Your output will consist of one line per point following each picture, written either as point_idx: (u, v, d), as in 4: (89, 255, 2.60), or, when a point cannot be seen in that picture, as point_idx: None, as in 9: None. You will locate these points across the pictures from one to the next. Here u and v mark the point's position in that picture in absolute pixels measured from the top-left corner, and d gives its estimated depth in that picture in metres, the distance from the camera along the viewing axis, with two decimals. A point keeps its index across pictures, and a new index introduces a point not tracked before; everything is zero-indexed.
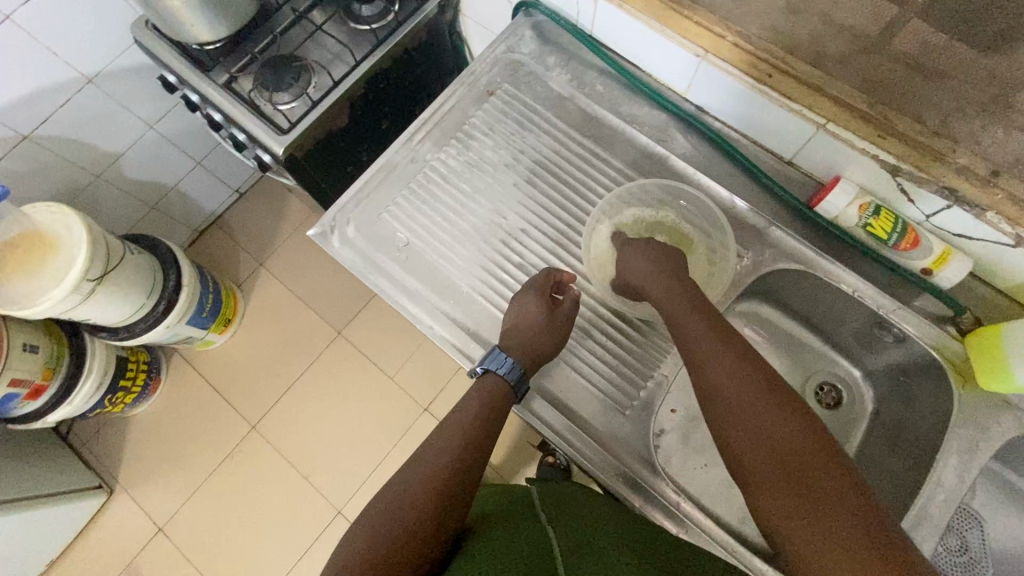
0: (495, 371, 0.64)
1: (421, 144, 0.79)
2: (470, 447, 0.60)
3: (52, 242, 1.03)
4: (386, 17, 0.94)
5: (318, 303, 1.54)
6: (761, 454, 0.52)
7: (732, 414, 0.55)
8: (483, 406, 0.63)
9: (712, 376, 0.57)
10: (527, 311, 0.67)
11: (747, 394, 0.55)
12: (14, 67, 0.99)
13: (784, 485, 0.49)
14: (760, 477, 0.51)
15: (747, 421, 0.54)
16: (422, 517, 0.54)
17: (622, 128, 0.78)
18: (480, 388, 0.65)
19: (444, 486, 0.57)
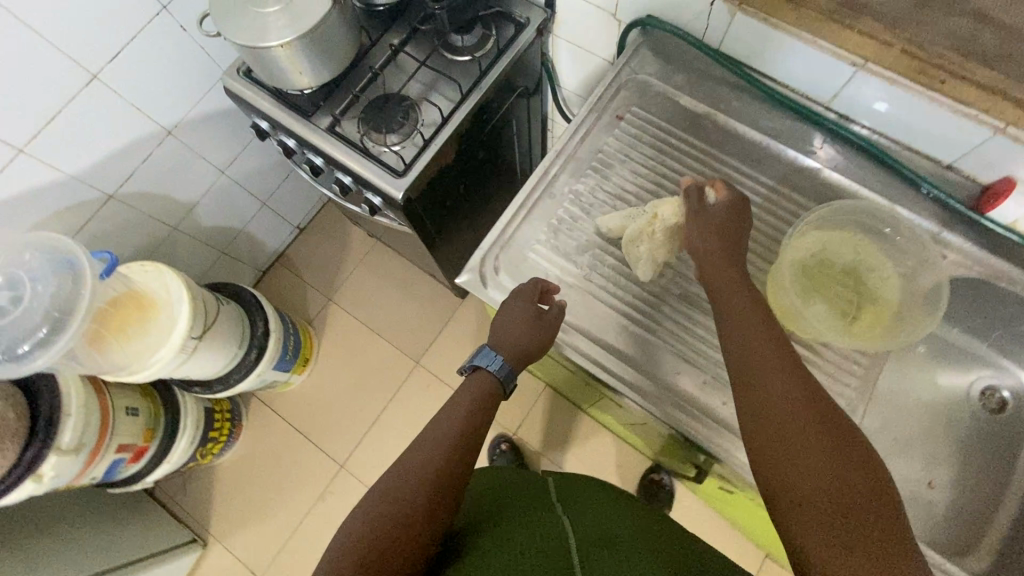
0: (485, 368, 0.68)
1: (557, 177, 0.76)
2: (466, 431, 0.62)
3: (154, 300, 1.01)
4: (486, 45, 0.90)
5: (392, 333, 1.52)
6: (797, 437, 0.47)
7: (768, 414, 0.50)
8: (475, 399, 0.65)
9: (753, 372, 0.53)
10: (519, 317, 0.68)
11: (789, 396, 0.50)
12: (99, 126, 0.95)
13: (814, 503, 0.44)
14: (785, 486, 0.46)
15: (782, 425, 0.49)
16: (420, 498, 0.56)
17: (767, 145, 0.76)
18: (472, 382, 0.67)
19: (443, 469, 0.58)
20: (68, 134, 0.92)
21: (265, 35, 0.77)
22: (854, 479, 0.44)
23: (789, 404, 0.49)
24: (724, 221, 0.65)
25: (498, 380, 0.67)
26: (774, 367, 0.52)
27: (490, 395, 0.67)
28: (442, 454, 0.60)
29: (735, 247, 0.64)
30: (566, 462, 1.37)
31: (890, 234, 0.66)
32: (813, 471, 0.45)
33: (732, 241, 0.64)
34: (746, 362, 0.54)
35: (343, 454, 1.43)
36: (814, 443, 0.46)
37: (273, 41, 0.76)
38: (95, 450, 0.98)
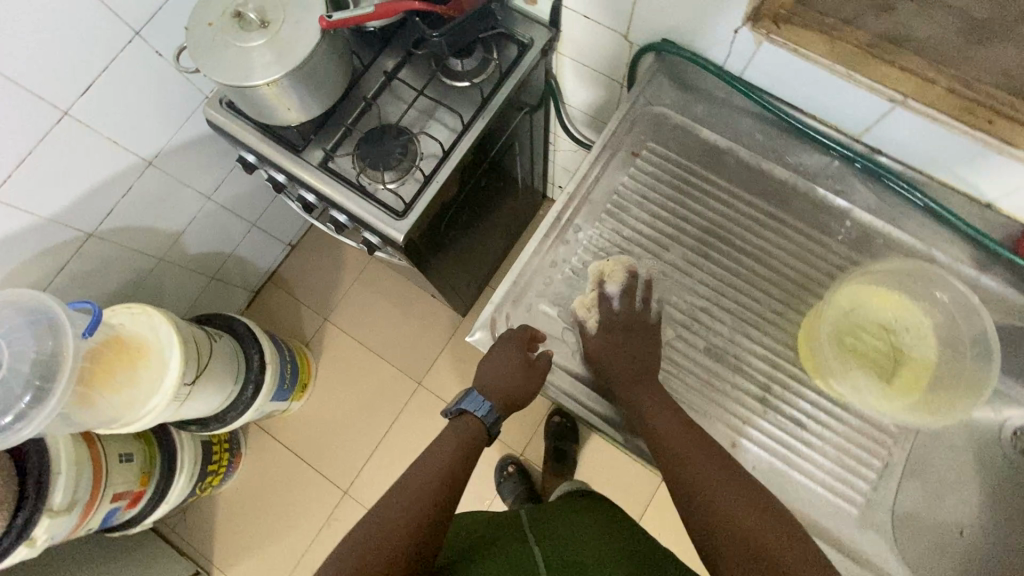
0: (472, 412, 0.72)
1: (570, 221, 0.71)
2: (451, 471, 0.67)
3: (145, 346, 0.94)
4: (487, 70, 0.84)
5: (393, 354, 1.47)
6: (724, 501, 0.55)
7: (692, 491, 0.56)
8: (458, 443, 0.70)
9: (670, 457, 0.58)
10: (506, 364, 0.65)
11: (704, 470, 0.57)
12: (73, 164, 0.89)
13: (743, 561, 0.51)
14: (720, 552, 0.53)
15: (715, 505, 0.55)
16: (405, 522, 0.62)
17: (796, 182, 0.70)
18: (459, 427, 0.72)
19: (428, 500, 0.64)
20: (41, 175, 0.85)
21: (248, 72, 0.70)
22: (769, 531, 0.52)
23: (707, 479, 0.56)
24: (623, 332, 0.66)
25: (483, 424, 0.72)
26: (693, 443, 0.58)
27: (474, 439, 0.71)
28: (426, 500, 0.64)
29: (639, 350, 0.65)
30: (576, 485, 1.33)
31: (936, 293, 0.64)
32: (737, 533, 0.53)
33: (630, 347, 0.65)
34: (672, 447, 0.58)
35: (348, 481, 1.39)
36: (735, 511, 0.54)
37: (259, 80, 0.70)
38: (89, 504, 0.93)
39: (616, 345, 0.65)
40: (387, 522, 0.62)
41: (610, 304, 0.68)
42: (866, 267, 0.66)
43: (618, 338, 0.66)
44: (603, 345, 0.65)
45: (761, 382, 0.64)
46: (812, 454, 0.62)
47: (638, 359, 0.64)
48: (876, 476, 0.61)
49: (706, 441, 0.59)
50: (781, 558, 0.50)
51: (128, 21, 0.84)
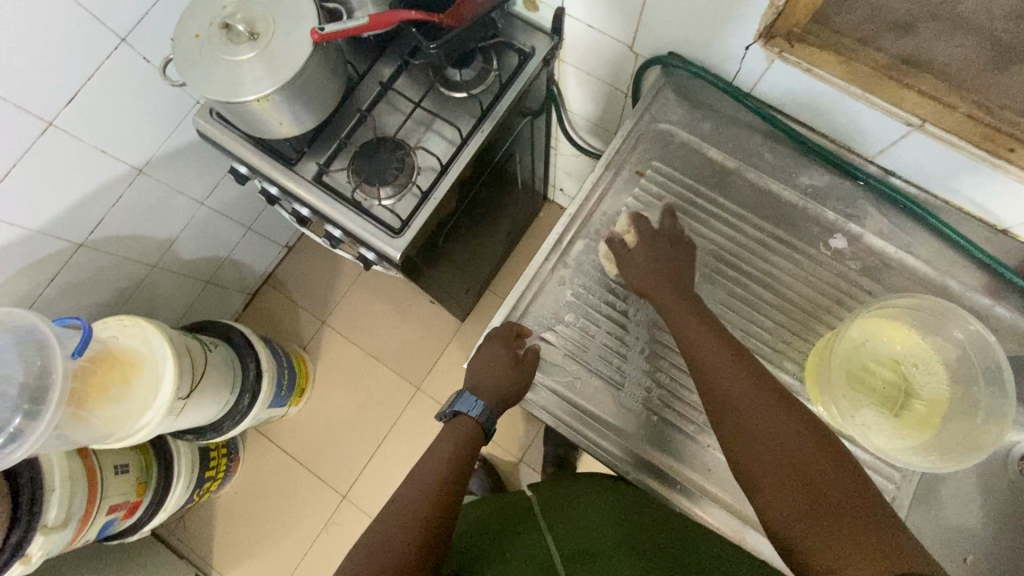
0: (466, 413, 0.70)
1: (572, 245, 0.69)
2: (453, 463, 0.66)
3: (137, 359, 0.92)
4: (486, 80, 0.81)
5: (391, 357, 1.45)
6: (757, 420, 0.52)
7: (733, 409, 0.53)
8: (461, 440, 0.68)
9: (711, 373, 0.56)
10: (492, 362, 0.65)
11: (747, 390, 0.54)
12: (60, 175, 0.86)
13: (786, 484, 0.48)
14: (759, 476, 0.50)
15: (746, 424, 0.52)
16: (416, 526, 0.59)
17: (805, 205, 0.68)
18: (452, 430, 0.70)
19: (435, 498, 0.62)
20: (28, 186, 0.83)
21: (238, 87, 0.68)
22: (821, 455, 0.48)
23: (751, 397, 0.53)
24: (664, 251, 0.64)
25: (478, 425, 0.69)
26: (723, 365, 0.56)
27: (469, 440, 0.69)
28: (433, 495, 0.62)
29: (679, 275, 0.63)
30: None
31: (954, 333, 0.58)
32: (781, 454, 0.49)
33: (672, 270, 0.63)
34: (702, 368, 0.57)
35: (346, 485, 1.39)
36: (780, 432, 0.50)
37: (249, 96, 0.67)
38: (84, 519, 0.92)
39: (657, 266, 0.63)
40: (399, 526, 0.59)
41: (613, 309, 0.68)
42: (886, 300, 0.59)
43: (659, 260, 0.64)
44: (642, 265, 0.64)
45: None
46: None
47: (679, 283, 0.63)
48: None
49: (741, 360, 0.56)
50: (825, 482, 0.46)
51: (114, 28, 0.81)
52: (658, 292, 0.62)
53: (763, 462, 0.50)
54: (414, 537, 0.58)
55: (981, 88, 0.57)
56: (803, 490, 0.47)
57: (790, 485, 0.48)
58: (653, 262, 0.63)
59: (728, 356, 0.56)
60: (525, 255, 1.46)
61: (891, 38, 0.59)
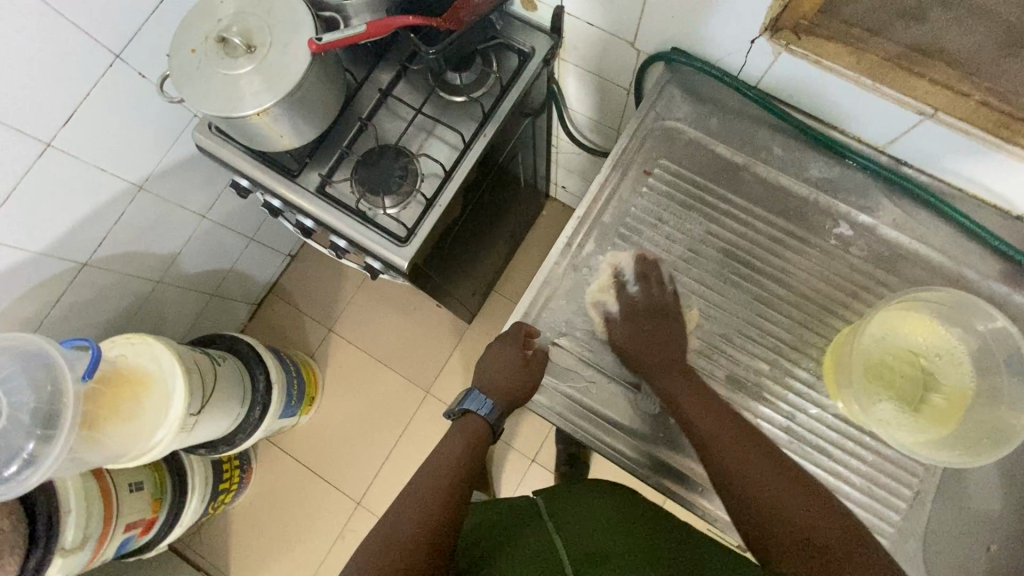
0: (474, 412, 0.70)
1: (582, 248, 0.68)
2: (469, 459, 0.67)
3: (146, 378, 0.91)
4: (486, 83, 0.80)
5: (398, 362, 1.45)
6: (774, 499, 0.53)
7: (745, 497, 0.55)
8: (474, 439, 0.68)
9: (719, 456, 0.57)
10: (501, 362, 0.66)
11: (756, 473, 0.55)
12: (60, 196, 0.85)
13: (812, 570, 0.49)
14: (785, 561, 0.51)
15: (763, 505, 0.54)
16: (427, 514, 0.61)
17: (817, 198, 0.67)
18: (462, 428, 0.69)
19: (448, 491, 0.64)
20: (29, 209, 0.82)
21: (237, 102, 0.67)
22: (834, 532, 0.50)
23: (761, 480, 0.55)
24: (656, 325, 0.64)
25: (486, 424, 0.69)
26: (730, 438, 0.57)
27: (479, 439, 0.69)
28: (446, 487, 0.64)
29: (675, 347, 0.63)
30: None
31: (975, 326, 0.58)
32: (801, 538, 0.51)
33: (670, 344, 0.63)
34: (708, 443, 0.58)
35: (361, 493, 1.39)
36: (797, 513, 0.52)
37: (249, 110, 0.67)
38: (101, 538, 0.92)
39: (652, 342, 0.64)
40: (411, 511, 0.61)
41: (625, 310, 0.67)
42: (909, 293, 0.57)
43: (652, 334, 0.64)
44: (637, 342, 0.64)
45: (786, 413, 0.62)
46: (833, 484, 0.60)
47: (675, 355, 0.63)
48: (907, 506, 0.60)
49: (746, 435, 0.58)
50: (848, 559, 0.48)
51: (107, 45, 0.80)
52: (654, 369, 0.62)
53: (788, 547, 0.51)
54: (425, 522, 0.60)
55: (996, 75, 0.56)
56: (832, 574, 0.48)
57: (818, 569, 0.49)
58: (647, 332, 0.64)
59: (733, 431, 0.58)
60: (529, 255, 1.45)
61: (902, 26, 0.57)
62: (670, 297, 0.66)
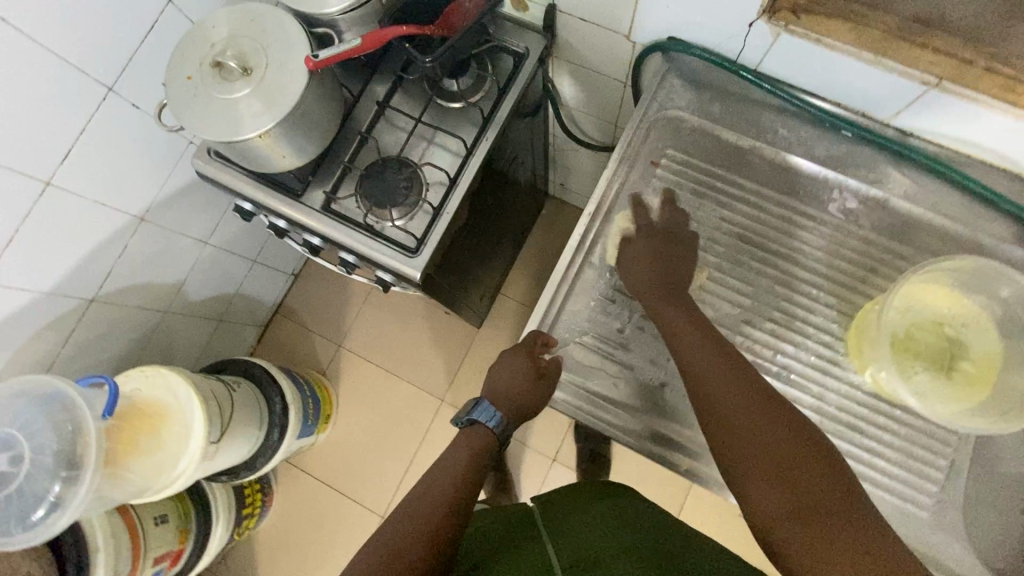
0: (484, 424, 0.67)
1: (595, 244, 0.68)
2: (476, 456, 0.65)
3: (164, 409, 0.90)
4: (483, 87, 0.80)
5: (411, 372, 1.44)
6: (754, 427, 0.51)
7: (717, 410, 0.54)
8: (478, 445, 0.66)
9: (699, 371, 0.56)
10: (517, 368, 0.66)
11: (735, 391, 0.54)
12: (63, 234, 0.84)
13: (768, 482, 0.48)
14: (741, 475, 0.51)
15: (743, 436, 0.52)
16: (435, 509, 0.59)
17: (826, 176, 0.67)
18: (467, 438, 0.67)
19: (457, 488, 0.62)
20: (33, 250, 0.81)
21: (238, 126, 0.66)
22: (804, 452, 0.49)
23: (744, 409, 0.52)
24: (665, 251, 0.64)
25: (494, 435, 0.67)
26: (720, 368, 0.56)
27: (487, 450, 0.66)
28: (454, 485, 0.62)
29: (677, 276, 0.63)
30: None
31: (1001, 293, 0.57)
32: (768, 451, 0.50)
33: (669, 276, 0.62)
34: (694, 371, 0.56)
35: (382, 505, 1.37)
36: (768, 431, 0.51)
37: (250, 133, 0.66)
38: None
39: (656, 266, 0.63)
40: (419, 503, 0.60)
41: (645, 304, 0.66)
42: (931, 264, 0.57)
43: (657, 260, 0.64)
44: (641, 266, 0.64)
45: (814, 393, 0.62)
46: (868, 459, 0.60)
47: (675, 282, 0.62)
48: (943, 477, 0.59)
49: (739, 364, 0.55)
50: (822, 496, 0.46)
51: (99, 78, 0.79)
52: (654, 292, 0.62)
53: (758, 474, 0.49)
54: (433, 516, 0.59)
55: (999, 40, 0.56)
56: (788, 488, 0.47)
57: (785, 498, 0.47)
58: (646, 265, 0.63)
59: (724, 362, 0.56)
60: (532, 255, 1.45)
61: None
62: (681, 231, 0.66)
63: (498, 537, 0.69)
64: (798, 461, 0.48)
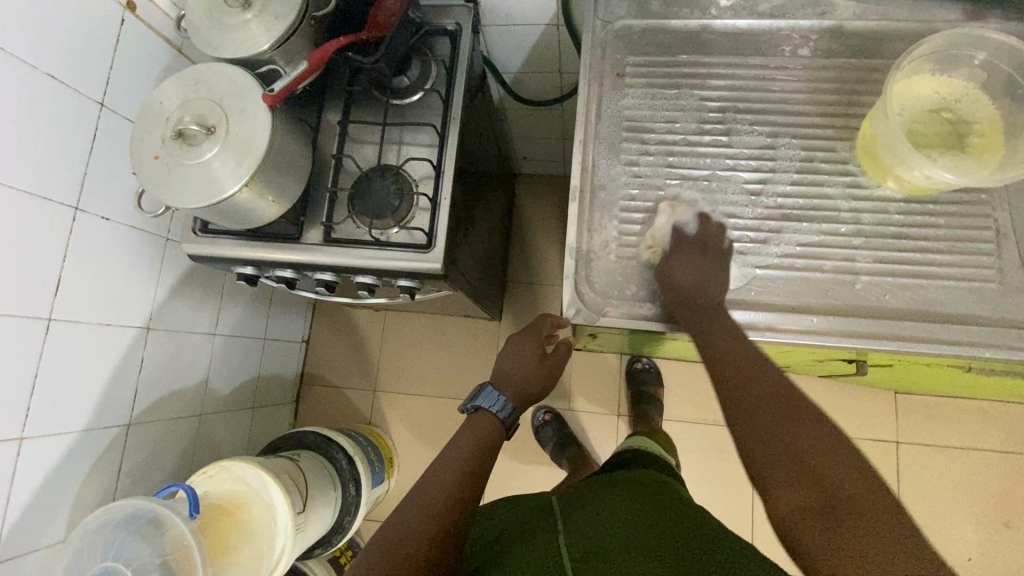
0: (489, 409, 0.73)
1: (598, 166, 0.69)
2: (487, 435, 0.71)
3: (241, 499, 0.88)
4: (432, 72, 0.81)
5: (452, 388, 1.42)
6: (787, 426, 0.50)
7: (744, 410, 0.52)
8: (481, 429, 0.72)
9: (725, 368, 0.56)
10: (527, 353, 0.78)
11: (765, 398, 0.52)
12: (73, 371, 0.81)
13: (797, 479, 0.47)
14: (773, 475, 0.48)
15: (775, 432, 0.50)
16: (453, 484, 0.65)
17: (779, 26, 0.69)
18: (475, 423, 0.73)
19: (471, 465, 0.67)
20: (52, 395, 0.78)
21: (221, 183, 0.66)
22: (847, 469, 0.46)
23: (774, 411, 0.51)
24: (693, 267, 0.62)
25: (499, 420, 0.73)
26: (749, 372, 0.54)
27: (492, 434, 0.72)
28: (470, 463, 0.67)
29: (708, 291, 0.61)
30: (682, 414, 1.32)
31: (978, 58, 0.60)
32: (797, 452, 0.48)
33: (712, 290, 0.61)
34: (721, 368, 0.56)
35: None
36: (798, 430, 0.49)
37: (233, 186, 0.66)
38: None
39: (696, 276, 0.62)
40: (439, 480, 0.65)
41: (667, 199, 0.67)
42: (910, 56, 0.60)
43: (692, 273, 0.62)
44: (683, 273, 0.62)
45: (849, 219, 0.64)
46: (920, 256, 0.62)
47: (709, 299, 0.61)
48: (994, 246, 0.62)
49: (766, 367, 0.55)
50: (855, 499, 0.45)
51: (59, 200, 0.77)
52: (688, 314, 0.60)
53: (792, 480, 0.47)
54: (452, 492, 0.64)
55: None
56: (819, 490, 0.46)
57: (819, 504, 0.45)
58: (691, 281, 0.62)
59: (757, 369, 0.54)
60: (522, 234, 1.46)
61: None
62: (716, 250, 0.64)
63: (526, 521, 0.68)
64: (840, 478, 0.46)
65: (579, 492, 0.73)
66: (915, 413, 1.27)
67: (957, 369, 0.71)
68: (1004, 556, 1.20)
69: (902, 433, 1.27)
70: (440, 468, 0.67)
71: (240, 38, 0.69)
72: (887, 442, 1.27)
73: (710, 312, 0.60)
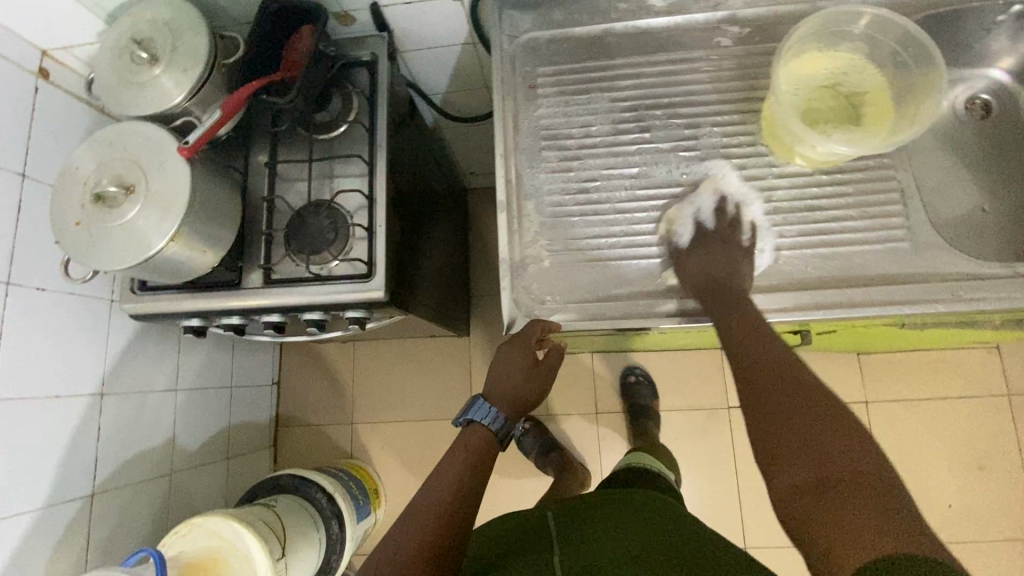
0: (481, 423, 0.68)
1: (522, 176, 0.71)
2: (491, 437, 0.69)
3: (218, 554, 0.86)
4: (353, 103, 0.82)
5: (428, 410, 1.42)
6: (798, 407, 0.50)
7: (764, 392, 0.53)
8: (482, 440, 0.68)
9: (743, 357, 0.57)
10: (516, 365, 0.70)
11: (797, 394, 0.51)
12: (24, 447, 0.79)
13: (793, 463, 0.47)
14: (770, 447, 0.49)
15: (781, 411, 0.50)
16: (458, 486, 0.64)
17: (677, 23, 0.72)
18: (467, 438, 0.68)
19: (477, 466, 0.66)
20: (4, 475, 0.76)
21: (148, 240, 0.65)
22: (845, 449, 0.46)
23: (783, 391, 0.52)
24: (723, 258, 0.64)
25: (492, 434, 0.68)
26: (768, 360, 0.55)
27: (486, 451, 0.68)
28: (476, 463, 0.66)
29: (736, 284, 0.62)
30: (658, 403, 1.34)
31: (858, 32, 0.64)
32: (800, 429, 0.49)
33: (730, 279, 0.62)
34: (740, 355, 0.57)
35: None
36: (809, 412, 0.50)
37: (160, 242, 0.65)
38: None
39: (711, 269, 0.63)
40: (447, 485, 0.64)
41: (593, 199, 0.69)
42: (796, 37, 0.63)
43: (714, 264, 0.64)
44: (699, 266, 0.64)
45: (766, 198, 0.66)
46: (834, 225, 0.65)
47: (731, 287, 0.62)
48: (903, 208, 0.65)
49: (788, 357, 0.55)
50: (846, 471, 0.45)
51: None
52: (711, 298, 0.62)
53: (789, 455, 0.48)
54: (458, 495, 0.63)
55: None
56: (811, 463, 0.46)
57: (807, 474, 0.46)
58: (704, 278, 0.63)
59: (780, 357, 0.55)
60: (480, 249, 1.47)
61: None
62: (730, 236, 0.65)
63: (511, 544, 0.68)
64: (835, 454, 0.46)
65: (560, 509, 0.73)
66: (879, 372, 1.31)
67: (893, 327, 0.74)
68: (983, 497, 1.23)
69: (870, 393, 1.30)
70: (441, 484, 0.64)
71: (150, 92, 0.69)
72: (856, 403, 1.30)
73: (730, 299, 0.61)
